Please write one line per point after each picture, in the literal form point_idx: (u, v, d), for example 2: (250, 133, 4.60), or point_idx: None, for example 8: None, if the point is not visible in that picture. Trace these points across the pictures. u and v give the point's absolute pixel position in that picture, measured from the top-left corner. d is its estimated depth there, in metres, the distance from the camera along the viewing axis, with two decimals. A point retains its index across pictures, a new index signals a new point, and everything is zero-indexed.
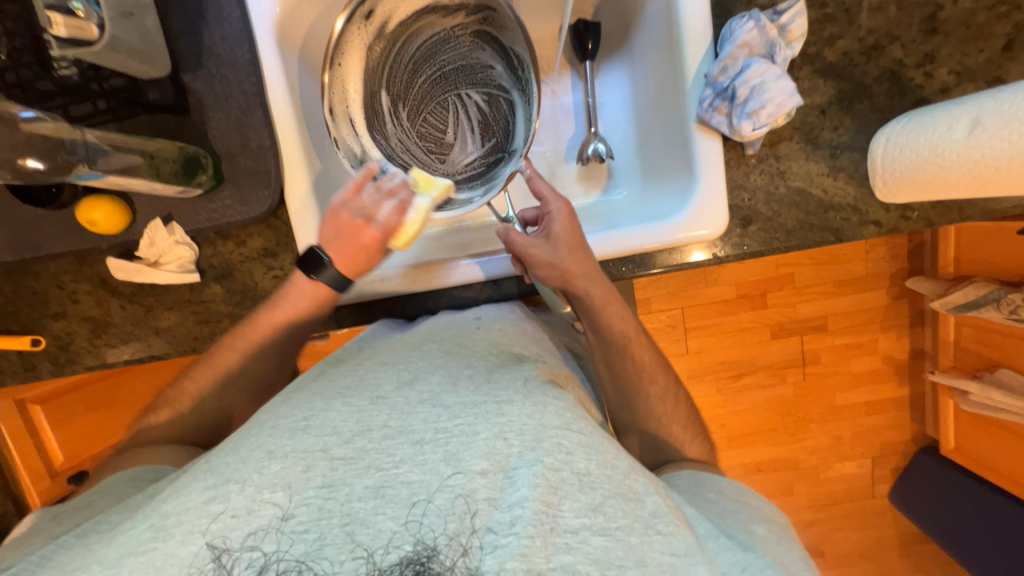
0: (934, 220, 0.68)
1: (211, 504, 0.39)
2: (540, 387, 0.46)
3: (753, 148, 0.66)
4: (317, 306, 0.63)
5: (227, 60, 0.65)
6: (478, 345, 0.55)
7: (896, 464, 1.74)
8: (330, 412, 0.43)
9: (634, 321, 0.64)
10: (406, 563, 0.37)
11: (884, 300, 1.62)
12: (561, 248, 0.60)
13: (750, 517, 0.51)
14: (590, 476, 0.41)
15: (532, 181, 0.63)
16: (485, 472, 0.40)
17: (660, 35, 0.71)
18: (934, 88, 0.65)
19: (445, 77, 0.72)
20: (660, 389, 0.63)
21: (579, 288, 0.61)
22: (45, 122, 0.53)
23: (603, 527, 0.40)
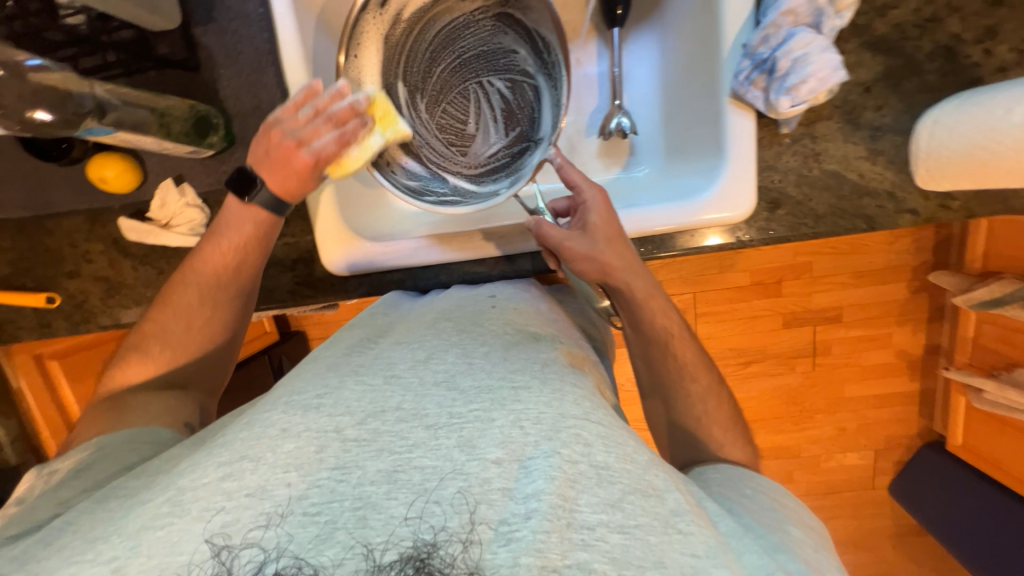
0: (976, 210, 0.64)
1: (226, 482, 0.37)
2: (558, 373, 0.46)
3: (790, 127, 0.63)
4: (257, 226, 0.58)
5: (239, 14, 0.62)
6: (494, 324, 0.54)
7: (900, 458, 1.73)
8: (343, 391, 0.43)
9: (677, 316, 0.62)
10: (406, 559, 0.33)
11: (904, 294, 1.58)
12: (598, 239, 0.58)
13: (789, 519, 0.47)
14: (609, 470, 0.39)
15: (563, 169, 0.60)
16: (499, 461, 0.38)
17: (700, 2, 0.66)
18: (992, 66, 0.60)
19: (466, 65, 0.67)
20: (702, 388, 0.60)
21: (619, 281, 0.59)
22: (52, 72, 0.51)
23: (621, 525, 0.37)
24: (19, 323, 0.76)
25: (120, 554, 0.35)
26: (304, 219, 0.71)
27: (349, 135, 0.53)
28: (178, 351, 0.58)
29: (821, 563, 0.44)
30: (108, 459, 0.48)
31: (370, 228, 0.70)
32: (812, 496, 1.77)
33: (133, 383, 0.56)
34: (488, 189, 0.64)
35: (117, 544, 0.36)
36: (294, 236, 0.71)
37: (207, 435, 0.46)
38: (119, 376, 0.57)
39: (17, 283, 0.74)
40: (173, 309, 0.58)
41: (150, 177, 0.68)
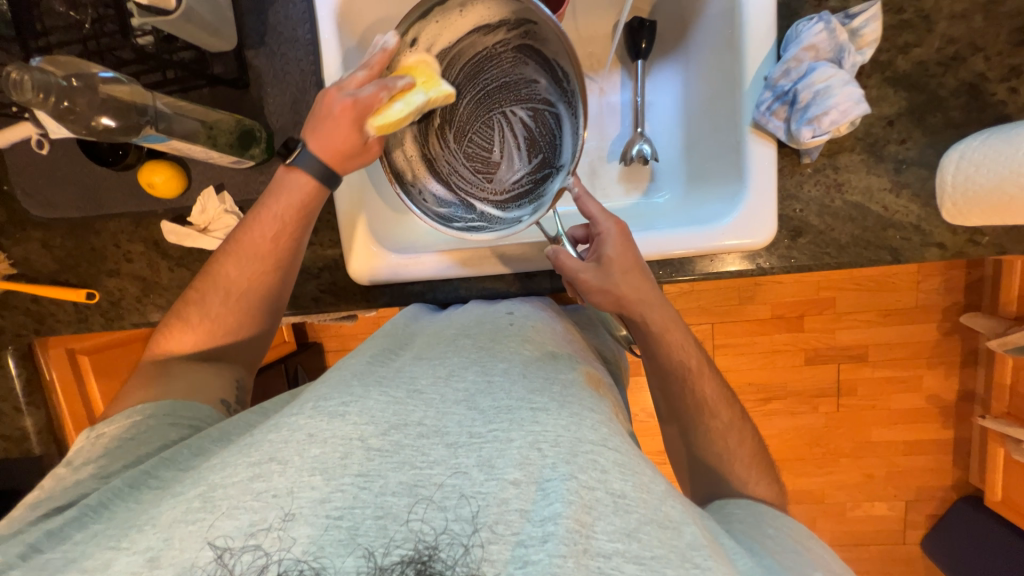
0: (1007, 246, 0.63)
1: (255, 482, 0.36)
2: (577, 396, 0.43)
3: (811, 157, 0.63)
4: (301, 199, 0.58)
5: (288, 39, 0.67)
6: (511, 343, 0.53)
7: (933, 511, 1.63)
8: (369, 400, 0.41)
9: (695, 349, 0.61)
10: (407, 561, 0.33)
11: (935, 335, 1.52)
12: (613, 272, 0.58)
13: (815, 564, 0.44)
14: (625, 498, 0.37)
15: (581, 200, 0.60)
16: (518, 482, 0.36)
17: (722, 37, 0.69)
18: (1019, 104, 0.60)
19: (490, 95, 0.69)
20: (722, 424, 0.59)
21: (636, 309, 0.59)
22: (120, 84, 0.56)
23: (636, 555, 0.34)
24: (59, 317, 0.80)
25: (155, 544, 0.36)
26: (333, 229, 0.74)
27: (391, 88, 0.55)
28: (216, 323, 0.59)
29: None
30: (153, 435, 0.49)
31: (393, 242, 0.72)
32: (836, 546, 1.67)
33: (178, 350, 0.59)
34: (512, 215, 0.66)
35: (152, 535, 0.36)
36: (321, 245, 0.74)
37: (234, 432, 0.47)
38: (164, 344, 0.59)
39: (63, 279, 0.79)
40: (215, 280, 0.59)
41: (194, 185, 0.72)
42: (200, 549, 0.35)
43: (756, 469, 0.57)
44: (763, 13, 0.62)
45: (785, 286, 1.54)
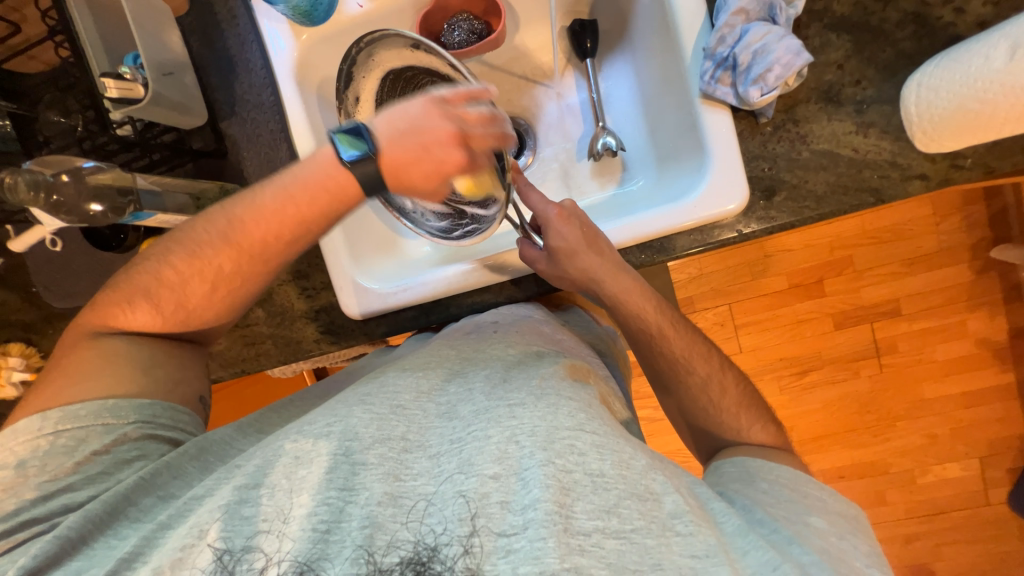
0: (994, 163, 0.60)
1: (244, 506, 0.41)
2: (555, 388, 0.46)
3: (767, 116, 0.63)
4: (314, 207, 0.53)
5: (255, 105, 0.72)
6: (496, 348, 0.56)
7: (1011, 464, 1.50)
8: (352, 418, 0.44)
9: (657, 316, 0.64)
10: (406, 563, 0.37)
11: (967, 275, 1.44)
12: (562, 258, 0.64)
13: (809, 510, 0.48)
14: (604, 477, 0.41)
15: (524, 193, 0.68)
16: (497, 476, 0.40)
17: (658, 21, 0.70)
18: (968, 23, 0.59)
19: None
20: (699, 378, 0.62)
21: (595, 283, 0.65)
22: (104, 172, 0.60)
23: (617, 530, 0.39)
24: None
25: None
26: (323, 271, 0.77)
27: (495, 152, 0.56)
28: (190, 307, 0.58)
29: (846, 554, 0.45)
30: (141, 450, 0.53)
31: (382, 274, 0.76)
32: (912, 518, 1.55)
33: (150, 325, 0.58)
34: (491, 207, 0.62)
35: (144, 570, 0.41)
36: (315, 288, 0.77)
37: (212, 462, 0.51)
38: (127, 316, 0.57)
39: None
40: (199, 266, 0.56)
41: None
42: (202, 552, 0.39)
43: (745, 414, 0.61)
44: None
45: (796, 253, 1.49)
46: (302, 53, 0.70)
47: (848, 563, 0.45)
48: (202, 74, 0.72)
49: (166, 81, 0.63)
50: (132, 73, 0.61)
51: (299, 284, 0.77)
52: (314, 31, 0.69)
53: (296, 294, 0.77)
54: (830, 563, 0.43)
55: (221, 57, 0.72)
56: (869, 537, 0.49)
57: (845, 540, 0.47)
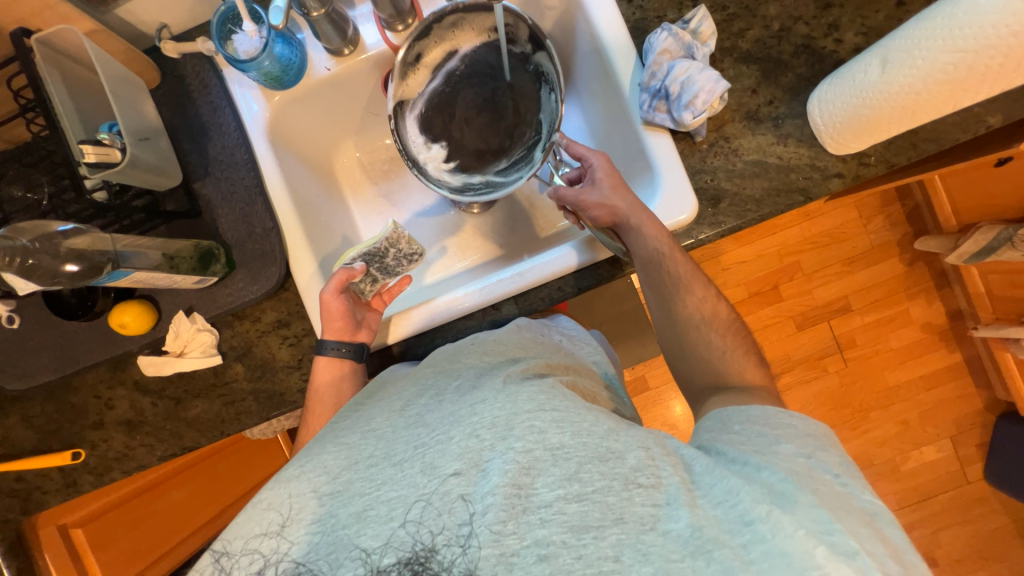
0: (893, 159, 0.71)
1: (230, 545, 0.48)
2: (515, 384, 0.53)
3: (701, 135, 0.72)
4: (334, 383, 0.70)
5: (229, 164, 0.74)
6: (470, 358, 0.61)
7: (979, 440, 1.59)
8: (323, 454, 0.52)
9: (667, 237, 0.67)
10: (406, 563, 0.43)
11: (899, 268, 1.60)
12: (605, 187, 0.68)
13: (778, 437, 0.51)
14: (563, 448, 0.47)
15: (571, 146, 0.73)
16: (459, 472, 0.46)
17: (596, 66, 0.79)
18: (847, 50, 0.72)
19: (484, 88, 0.72)
20: (696, 299, 0.69)
21: (630, 216, 0.67)
22: (80, 235, 0.60)
23: (578, 494, 0.45)
24: (46, 488, 0.79)
25: None
26: (303, 319, 0.77)
27: (379, 251, 0.71)
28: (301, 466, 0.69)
29: (815, 470, 0.48)
30: None
31: None
32: (905, 508, 1.59)
33: None
34: (514, 177, 0.69)
35: None
36: (297, 336, 0.77)
37: None
38: None
39: (47, 447, 0.78)
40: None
41: (164, 315, 0.75)
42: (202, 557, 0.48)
43: None
44: (620, 39, 0.73)
45: (751, 264, 1.61)
46: (273, 113, 0.75)
47: (818, 477, 0.47)
48: (175, 140, 0.74)
49: (142, 145, 0.65)
50: (111, 139, 0.61)
51: (280, 332, 0.77)
52: (285, 93, 0.74)
53: (278, 343, 0.77)
54: (798, 480, 0.46)
55: (193, 123, 0.75)
56: (838, 449, 0.52)
57: (813, 459, 0.49)
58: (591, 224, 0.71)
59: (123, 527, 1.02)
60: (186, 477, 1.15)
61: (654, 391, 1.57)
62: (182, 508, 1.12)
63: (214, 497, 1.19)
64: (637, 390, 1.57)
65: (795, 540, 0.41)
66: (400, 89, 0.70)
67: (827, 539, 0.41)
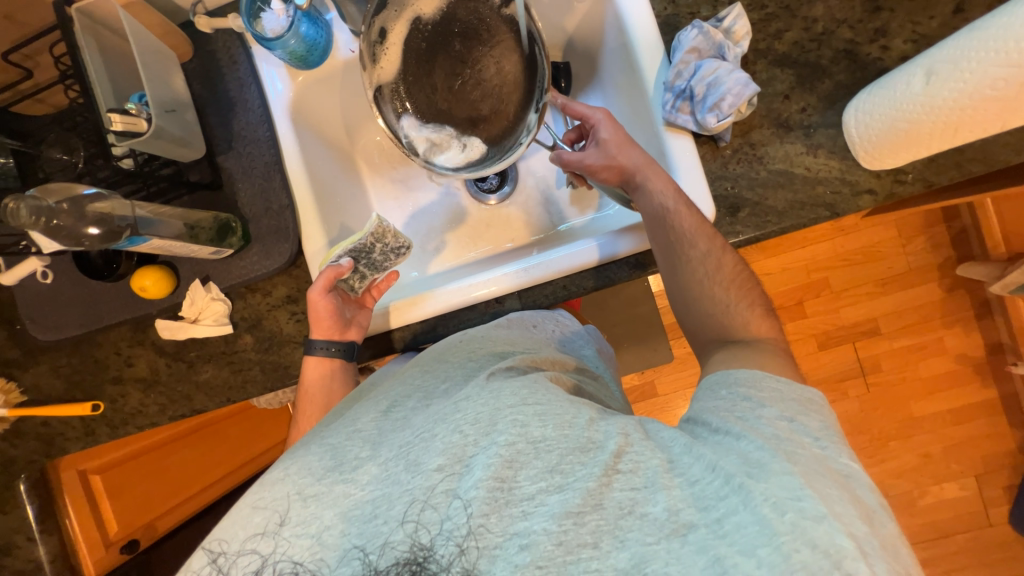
0: (932, 178, 0.66)
1: (218, 551, 0.48)
2: (500, 380, 0.53)
3: (725, 140, 0.69)
4: (321, 382, 0.73)
5: (251, 140, 0.76)
6: (459, 356, 0.62)
7: (1008, 481, 1.50)
8: (307, 456, 0.51)
9: (673, 189, 0.65)
10: (403, 563, 0.43)
11: (937, 293, 1.51)
12: (611, 148, 0.68)
13: (762, 402, 0.51)
14: (545, 441, 0.47)
15: (568, 107, 0.72)
16: (442, 467, 0.46)
17: (623, 62, 0.77)
18: (893, 58, 0.67)
19: (460, 46, 0.66)
20: (702, 252, 0.64)
21: (638, 174, 0.67)
22: (103, 200, 0.63)
23: (560, 485, 0.46)
24: (68, 434, 0.84)
25: None
26: None
27: (365, 247, 0.71)
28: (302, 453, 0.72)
29: (795, 433, 0.48)
30: None
31: None
32: (917, 544, 1.52)
33: None
34: (512, 146, 0.66)
35: None
36: (304, 312, 0.79)
37: None
38: None
39: (71, 396, 0.83)
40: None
41: (182, 281, 0.78)
42: (197, 558, 0.48)
43: None
44: (649, 35, 0.70)
45: (776, 277, 1.55)
46: (296, 92, 0.76)
47: (798, 441, 0.48)
48: (203, 114, 0.76)
49: (168, 116, 0.68)
50: (137, 108, 0.64)
51: (289, 308, 0.79)
52: (309, 73, 0.76)
53: (286, 318, 0.79)
54: (774, 447, 0.46)
55: (220, 97, 0.77)
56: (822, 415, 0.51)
57: (795, 422, 0.50)
58: (600, 185, 0.71)
59: (135, 478, 1.09)
60: (200, 436, 1.20)
61: (662, 398, 1.54)
62: (192, 466, 1.19)
63: (223, 460, 1.24)
64: (644, 396, 1.54)
65: (766, 505, 0.42)
66: (375, 75, 0.67)
67: (796, 505, 0.42)
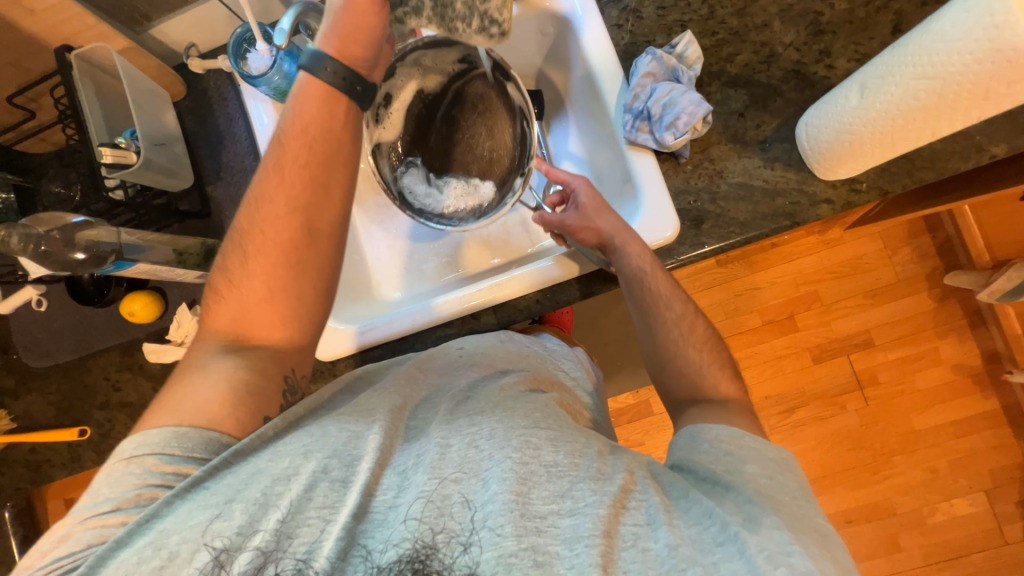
0: (887, 186, 0.69)
1: (217, 521, 0.46)
2: (514, 399, 0.57)
3: (685, 155, 0.72)
4: (322, 123, 0.58)
5: (238, 169, 0.81)
6: (461, 368, 0.66)
7: (1019, 495, 1.45)
8: (329, 434, 0.52)
9: (650, 255, 0.68)
10: (406, 561, 0.43)
11: (925, 303, 1.51)
12: (590, 212, 0.72)
13: (743, 458, 0.51)
14: (558, 466, 0.48)
15: (549, 172, 0.77)
16: (459, 479, 0.47)
17: (588, 90, 0.81)
18: (839, 76, 0.71)
19: (459, 114, 0.79)
20: (676, 314, 0.67)
21: (615, 239, 0.68)
22: (92, 227, 0.66)
23: (571, 509, 0.45)
24: (54, 461, 0.85)
25: None
26: None
27: None
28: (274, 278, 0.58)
29: (775, 490, 0.48)
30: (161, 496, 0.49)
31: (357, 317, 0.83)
32: (932, 565, 1.46)
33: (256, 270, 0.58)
34: (500, 200, 0.77)
35: None
36: None
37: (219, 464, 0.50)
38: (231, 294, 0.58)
39: (60, 423, 0.85)
40: (259, 233, 0.58)
41: (170, 306, 0.81)
42: (197, 549, 0.45)
43: None
44: (609, 63, 0.75)
45: (764, 291, 1.56)
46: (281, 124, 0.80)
47: (778, 498, 0.47)
48: (193, 147, 0.81)
49: (158, 149, 0.72)
50: (127, 142, 0.68)
51: None
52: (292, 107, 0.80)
53: None
54: (763, 501, 0.46)
55: (210, 131, 0.82)
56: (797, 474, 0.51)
57: (775, 480, 0.49)
58: (580, 247, 0.72)
59: None
60: None
61: (658, 416, 1.53)
62: None
63: None
64: (639, 415, 1.53)
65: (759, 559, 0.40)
66: (376, 133, 0.76)
67: (787, 560, 0.41)
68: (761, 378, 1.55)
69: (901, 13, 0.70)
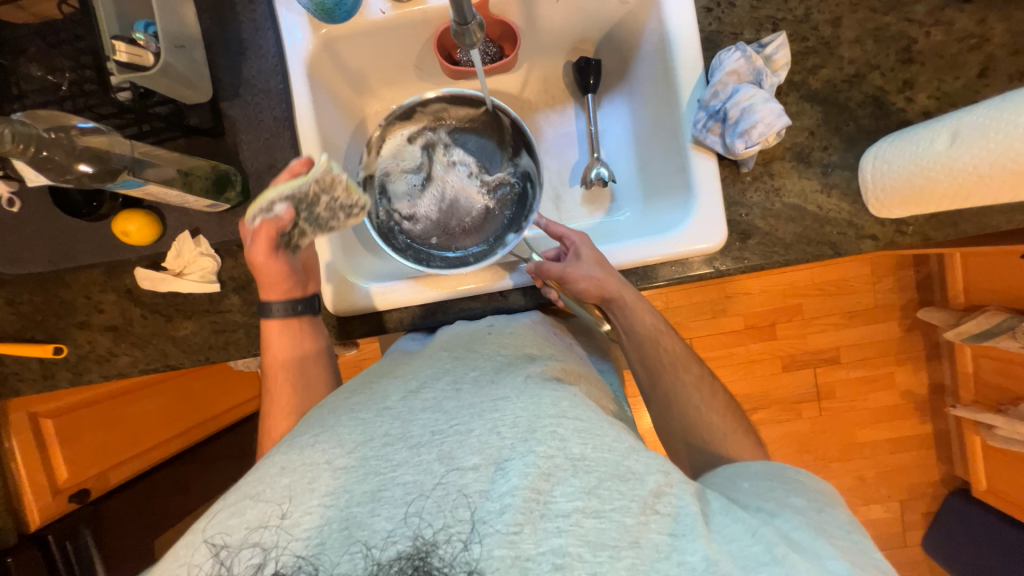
0: (930, 232, 0.69)
1: (232, 517, 0.45)
2: (538, 386, 0.55)
3: (747, 166, 0.70)
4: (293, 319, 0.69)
5: (261, 90, 0.72)
6: (489, 347, 0.64)
7: (926, 508, 1.64)
8: (339, 427, 0.51)
9: (660, 322, 0.73)
10: (406, 558, 0.42)
11: (896, 332, 1.60)
12: (591, 264, 0.69)
13: (786, 491, 0.54)
14: (584, 460, 0.48)
15: (549, 225, 0.74)
16: (477, 466, 0.47)
17: (657, 69, 0.75)
18: (915, 111, 0.69)
19: (463, 160, 0.80)
20: (693, 376, 0.71)
21: (619, 301, 0.70)
22: (98, 134, 0.58)
23: (596, 510, 0.45)
24: (23, 375, 0.78)
25: None
26: None
27: (308, 195, 0.60)
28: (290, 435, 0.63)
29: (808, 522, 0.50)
30: None
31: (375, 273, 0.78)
32: None
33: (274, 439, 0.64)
34: (486, 254, 0.78)
35: None
36: None
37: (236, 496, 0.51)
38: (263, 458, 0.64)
39: (29, 335, 0.78)
40: (269, 418, 0.66)
41: (169, 231, 0.74)
42: (198, 548, 0.44)
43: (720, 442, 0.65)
44: (689, 47, 0.69)
45: (756, 297, 1.61)
46: (317, 44, 0.70)
47: (827, 531, 0.49)
48: (210, 54, 0.71)
49: (177, 53, 0.63)
50: (146, 40, 0.61)
51: None
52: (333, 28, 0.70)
53: None
54: (812, 528, 0.49)
55: (231, 38, 0.71)
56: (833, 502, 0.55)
57: (823, 513, 0.51)
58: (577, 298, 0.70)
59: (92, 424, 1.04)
60: (166, 387, 1.17)
61: None
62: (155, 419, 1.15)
63: (186, 415, 1.21)
64: None
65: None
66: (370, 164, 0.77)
67: None
68: (734, 378, 1.63)
69: (992, 57, 0.68)
